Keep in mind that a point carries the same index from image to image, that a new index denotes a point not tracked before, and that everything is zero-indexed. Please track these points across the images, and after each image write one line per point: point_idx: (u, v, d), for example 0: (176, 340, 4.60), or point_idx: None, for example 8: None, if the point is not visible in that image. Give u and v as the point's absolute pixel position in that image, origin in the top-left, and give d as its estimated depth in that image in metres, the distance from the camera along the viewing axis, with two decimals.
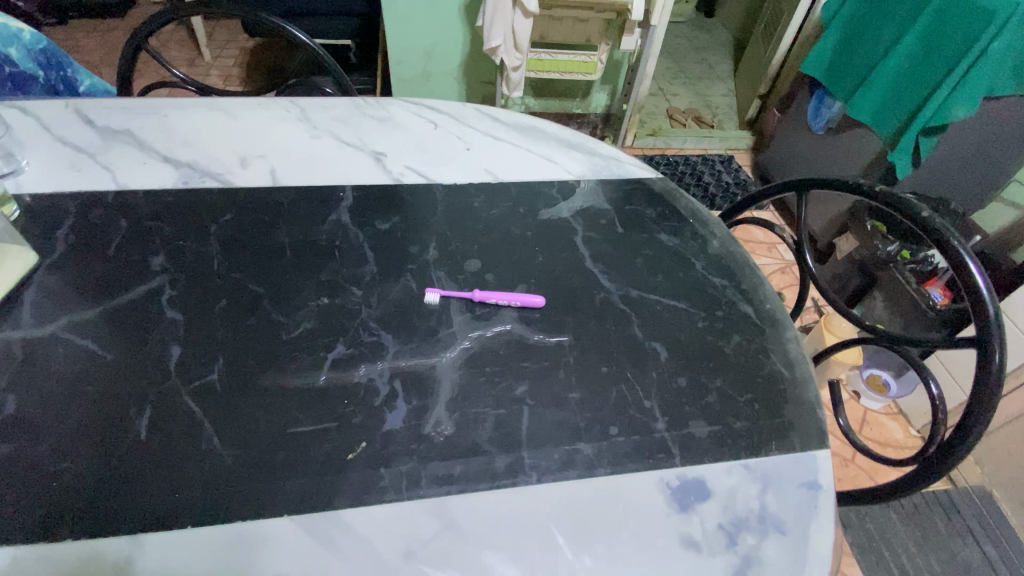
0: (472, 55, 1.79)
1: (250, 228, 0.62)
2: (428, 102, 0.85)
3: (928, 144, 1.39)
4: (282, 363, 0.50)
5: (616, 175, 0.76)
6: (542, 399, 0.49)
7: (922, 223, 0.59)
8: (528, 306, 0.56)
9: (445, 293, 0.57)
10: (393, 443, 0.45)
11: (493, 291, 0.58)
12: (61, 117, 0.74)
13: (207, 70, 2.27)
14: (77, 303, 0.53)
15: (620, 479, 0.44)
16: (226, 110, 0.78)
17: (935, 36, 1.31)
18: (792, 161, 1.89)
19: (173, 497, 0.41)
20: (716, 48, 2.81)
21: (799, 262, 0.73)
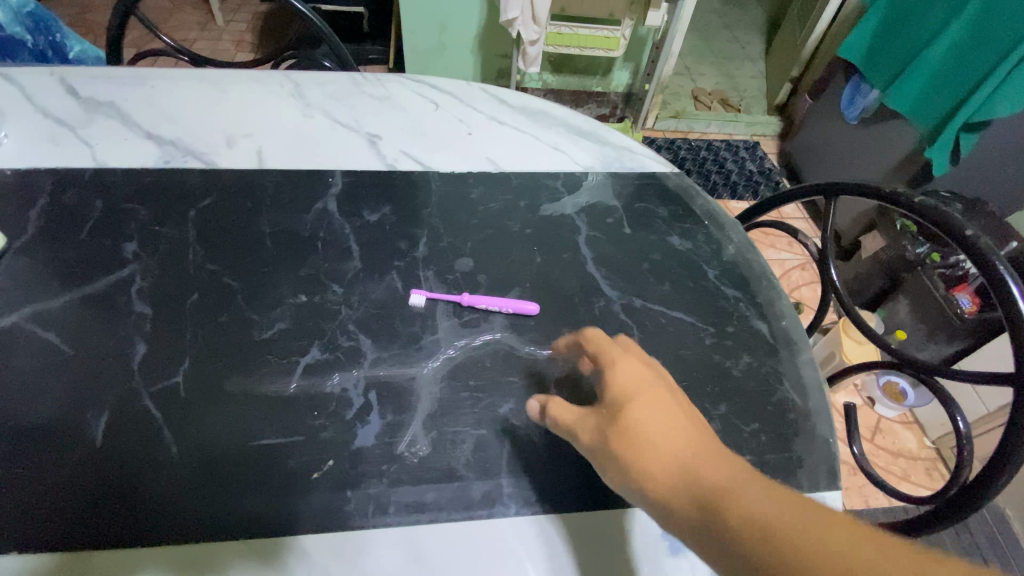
0: (487, 27, 1.70)
1: (230, 215, 0.58)
2: (431, 80, 0.79)
3: (970, 141, 1.30)
4: (251, 368, 0.46)
5: (627, 168, 0.71)
6: (527, 419, 0.45)
7: (964, 240, 0.53)
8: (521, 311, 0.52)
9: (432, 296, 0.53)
10: (363, 462, 0.42)
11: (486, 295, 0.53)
12: (43, 86, 0.70)
13: (218, 35, 2.20)
14: (43, 291, 0.50)
15: (605, 516, 0.41)
16: (215, 82, 0.73)
17: (985, 23, 1.20)
18: (821, 151, 1.79)
19: (125, 511, 0.39)
20: (748, 25, 2.66)
21: (822, 273, 0.67)
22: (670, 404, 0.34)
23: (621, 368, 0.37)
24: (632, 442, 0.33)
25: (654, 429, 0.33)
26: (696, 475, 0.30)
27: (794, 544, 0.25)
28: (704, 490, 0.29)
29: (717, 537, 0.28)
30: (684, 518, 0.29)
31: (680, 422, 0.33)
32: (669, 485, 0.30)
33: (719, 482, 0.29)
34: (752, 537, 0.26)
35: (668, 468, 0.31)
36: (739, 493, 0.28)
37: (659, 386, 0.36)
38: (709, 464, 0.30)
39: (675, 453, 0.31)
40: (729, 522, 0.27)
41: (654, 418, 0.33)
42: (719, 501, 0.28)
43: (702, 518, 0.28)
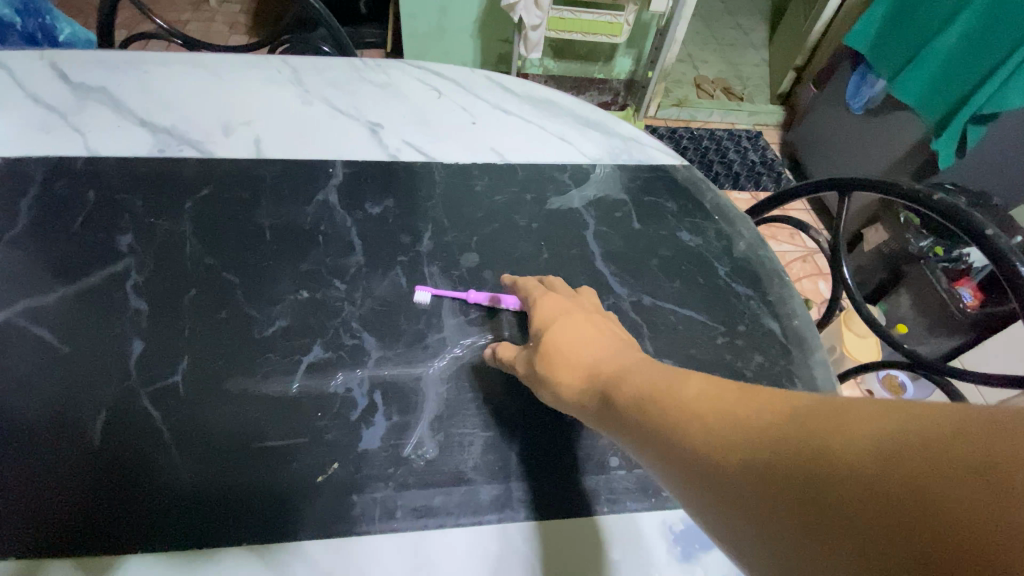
0: (488, 12, 1.66)
1: (228, 207, 0.57)
2: (434, 66, 0.77)
3: (978, 133, 1.29)
4: (252, 367, 0.45)
5: (635, 160, 0.69)
6: (537, 421, 0.44)
7: (984, 241, 0.51)
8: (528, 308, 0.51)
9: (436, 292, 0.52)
10: (368, 465, 0.41)
11: (493, 293, 0.52)
12: (33, 70, 0.68)
13: (212, 16, 2.15)
14: (35, 285, 0.49)
15: (616, 521, 0.40)
16: (211, 67, 0.71)
17: (996, 13, 1.18)
18: (825, 141, 1.77)
19: (124, 516, 0.37)
20: (752, 11, 2.61)
21: (834, 271, 0.66)
22: (582, 316, 0.40)
23: (546, 300, 0.43)
24: (541, 347, 0.38)
25: (560, 333, 0.38)
26: (590, 364, 0.35)
27: (670, 403, 0.27)
28: (595, 375, 0.34)
29: (608, 412, 0.31)
30: (582, 403, 0.34)
31: (588, 327, 0.38)
32: (568, 378, 0.35)
33: (612, 367, 0.33)
34: (639, 406, 0.29)
35: (566, 363, 0.36)
36: (633, 373, 0.31)
37: (578, 307, 0.42)
38: (605, 355, 0.35)
39: (577, 350, 0.36)
40: (619, 396, 0.30)
41: (563, 326, 0.39)
42: (608, 381, 0.32)
43: (593, 398, 0.33)
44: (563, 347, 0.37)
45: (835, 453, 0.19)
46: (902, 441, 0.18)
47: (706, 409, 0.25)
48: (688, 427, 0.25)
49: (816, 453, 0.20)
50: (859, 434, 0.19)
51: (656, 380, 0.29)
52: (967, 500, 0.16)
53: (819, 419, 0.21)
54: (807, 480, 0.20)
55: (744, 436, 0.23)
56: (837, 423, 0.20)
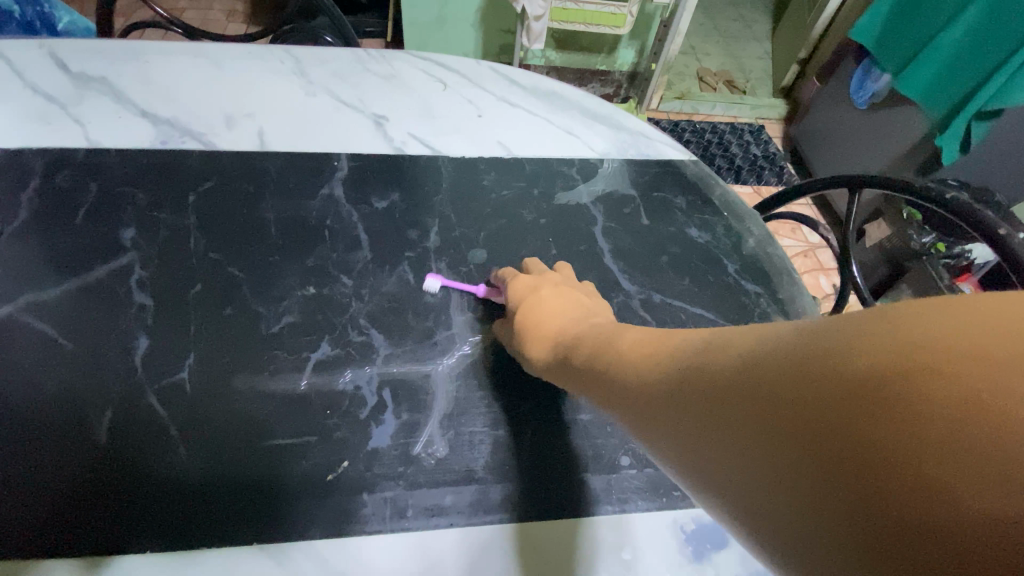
0: (491, 2, 1.64)
1: (233, 200, 0.56)
2: (438, 57, 0.76)
3: (982, 129, 1.29)
4: (259, 364, 0.44)
5: (642, 154, 0.68)
6: (547, 420, 0.44)
7: (996, 240, 0.51)
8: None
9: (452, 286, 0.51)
10: (379, 463, 0.41)
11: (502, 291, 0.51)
12: (30, 58, 0.66)
13: (209, 4, 2.12)
14: (37, 281, 0.48)
15: (627, 521, 0.40)
16: (212, 56, 0.70)
17: (999, 8, 1.17)
18: (828, 136, 1.76)
19: (132, 516, 0.37)
20: (755, 3, 2.59)
21: (842, 268, 0.65)
22: (555, 289, 0.42)
23: (516, 280, 0.46)
24: (518, 318, 0.41)
25: (535, 305, 0.41)
26: (561, 332, 0.38)
27: (621, 357, 0.28)
28: (562, 341, 0.37)
29: (571, 374, 0.34)
30: (552, 367, 0.37)
31: (560, 297, 0.41)
32: (541, 346, 0.39)
33: (577, 333, 0.36)
34: (600, 365, 0.30)
35: (539, 333, 0.39)
36: (596, 338, 0.33)
37: (553, 281, 0.45)
38: (573, 323, 0.38)
39: (550, 320, 0.39)
40: (583, 360, 0.32)
41: (537, 298, 0.42)
42: (572, 345, 0.35)
43: (561, 362, 0.36)
44: (537, 317, 0.40)
45: (720, 370, 0.20)
46: (769, 346, 0.18)
47: (644, 358, 0.26)
48: (631, 375, 0.26)
49: (707, 373, 0.20)
50: (742, 350, 0.20)
51: (612, 341, 0.30)
52: (802, 388, 0.16)
53: (704, 353, 0.22)
54: (700, 406, 0.20)
55: (668, 373, 0.23)
56: (729, 345, 0.21)
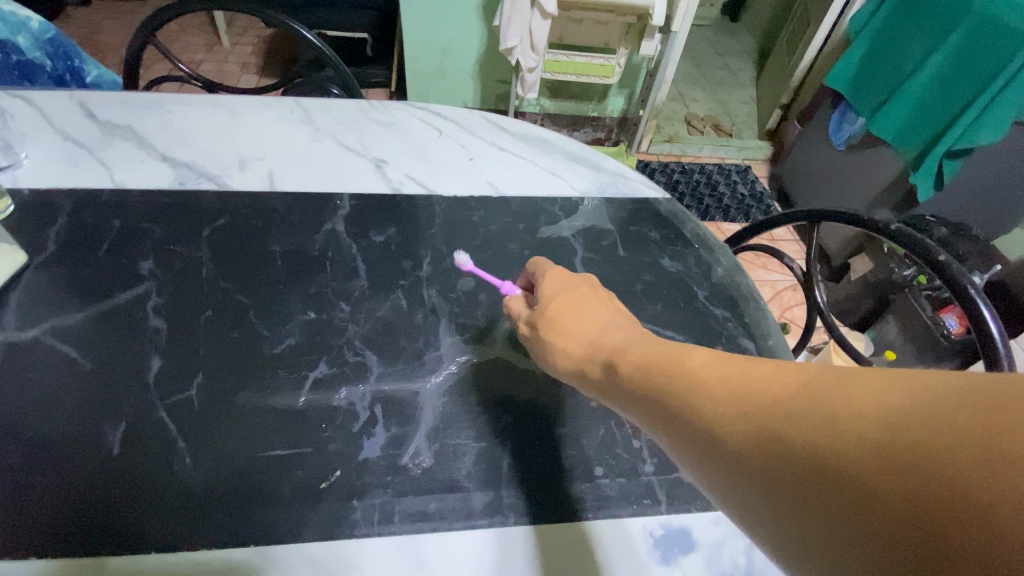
0: (488, 54, 1.76)
1: (244, 235, 0.61)
2: (435, 107, 0.83)
3: (953, 167, 1.36)
4: (261, 382, 0.48)
5: (621, 193, 0.74)
6: (527, 434, 0.47)
7: (935, 264, 0.56)
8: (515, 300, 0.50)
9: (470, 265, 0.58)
10: (368, 473, 0.44)
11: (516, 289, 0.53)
12: (64, 109, 0.73)
13: (225, 57, 2.27)
14: (62, 306, 0.52)
15: (602, 525, 0.43)
16: (229, 108, 0.77)
17: (964, 56, 1.27)
18: (811, 175, 1.84)
19: (140, 519, 0.40)
20: (739, 53, 2.75)
21: (807, 296, 0.70)
22: (586, 298, 0.43)
23: (550, 275, 0.46)
24: (547, 324, 0.42)
25: (565, 313, 0.42)
26: (597, 342, 0.38)
27: (700, 377, 0.28)
28: (596, 353, 0.38)
29: (612, 391, 0.35)
30: (581, 377, 0.39)
31: (593, 309, 0.41)
32: (569, 355, 0.40)
33: (620, 346, 0.36)
34: (667, 382, 0.30)
35: (569, 341, 0.40)
36: (660, 355, 0.33)
37: (585, 286, 0.44)
38: (607, 335, 0.38)
39: (581, 330, 0.40)
40: (646, 372, 0.32)
41: (567, 308, 0.42)
42: (616, 360, 0.36)
43: (594, 373, 0.37)
44: (567, 327, 0.41)
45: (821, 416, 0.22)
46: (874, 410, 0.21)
47: (733, 384, 0.27)
48: (715, 396, 0.27)
49: (828, 421, 0.21)
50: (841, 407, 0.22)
51: (686, 359, 0.31)
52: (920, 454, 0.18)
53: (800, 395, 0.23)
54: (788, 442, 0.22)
55: (768, 406, 0.24)
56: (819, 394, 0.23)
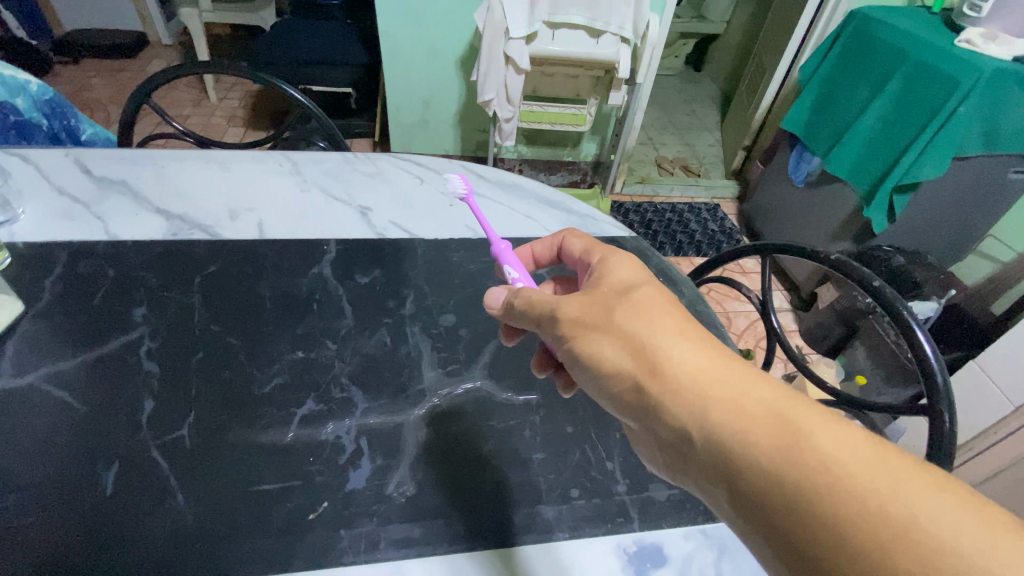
0: (467, 105, 1.87)
1: (234, 280, 0.64)
2: (416, 157, 0.89)
3: (903, 201, 1.46)
4: (252, 420, 0.51)
5: (591, 233, 0.80)
6: (506, 460, 0.50)
7: (874, 291, 0.62)
8: (495, 253, 0.51)
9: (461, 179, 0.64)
10: (355, 503, 0.46)
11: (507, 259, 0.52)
12: (61, 166, 0.77)
13: (212, 111, 2.35)
14: (56, 353, 0.54)
15: (577, 544, 0.45)
16: (220, 162, 0.82)
17: (904, 99, 1.39)
18: (775, 211, 1.95)
19: (131, 554, 0.41)
20: (704, 99, 2.94)
21: (766, 323, 0.75)
22: (663, 304, 0.37)
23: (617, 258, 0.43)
24: (581, 321, 0.38)
25: (637, 318, 0.36)
26: (701, 371, 0.33)
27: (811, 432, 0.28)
28: (699, 384, 0.32)
29: (718, 437, 0.30)
30: (664, 403, 0.33)
31: (684, 323, 0.36)
32: (651, 374, 0.34)
33: (737, 384, 0.32)
34: (808, 444, 0.28)
35: (652, 359, 0.34)
36: (789, 409, 0.30)
37: (663, 290, 0.38)
38: (717, 368, 0.33)
39: (677, 348, 0.34)
40: (781, 430, 0.29)
41: (644, 315, 0.36)
42: (733, 402, 0.31)
43: (690, 404, 0.32)
44: (657, 342, 0.35)
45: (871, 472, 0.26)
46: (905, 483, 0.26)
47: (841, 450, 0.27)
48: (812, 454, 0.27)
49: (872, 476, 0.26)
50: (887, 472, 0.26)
51: (827, 421, 0.29)
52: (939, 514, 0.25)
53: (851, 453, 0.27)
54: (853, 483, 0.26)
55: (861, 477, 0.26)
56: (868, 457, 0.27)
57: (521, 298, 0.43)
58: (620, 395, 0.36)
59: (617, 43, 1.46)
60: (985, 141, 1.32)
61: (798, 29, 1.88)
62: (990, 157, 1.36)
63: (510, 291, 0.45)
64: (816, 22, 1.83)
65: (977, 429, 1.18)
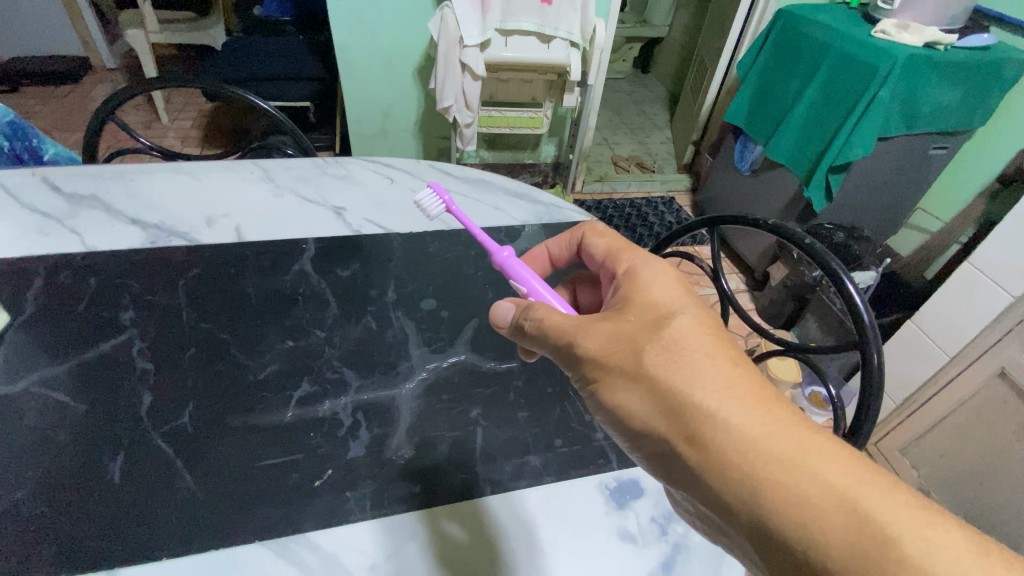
0: (427, 114, 1.91)
1: (218, 281, 0.67)
2: (384, 160, 0.93)
3: (838, 180, 1.55)
4: (250, 404, 0.53)
5: (557, 220, 0.85)
6: (494, 420, 0.55)
7: (807, 248, 0.70)
8: (498, 261, 0.53)
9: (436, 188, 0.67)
10: (357, 468, 0.49)
11: (516, 267, 0.53)
12: (29, 185, 0.77)
13: (164, 132, 2.31)
14: (47, 358, 0.56)
15: (564, 484, 0.50)
16: (191, 174, 0.83)
17: (831, 86, 1.50)
18: (725, 199, 2.07)
19: (147, 529, 0.43)
20: (653, 100, 3.08)
21: (719, 288, 0.82)
22: (703, 340, 0.38)
23: (649, 268, 0.45)
24: (605, 360, 0.39)
25: (674, 366, 0.37)
26: (755, 445, 0.33)
27: (870, 508, 0.31)
28: (754, 460, 0.33)
29: (778, 526, 0.32)
30: (711, 479, 0.34)
31: (726, 373, 0.36)
32: (697, 446, 0.35)
33: (796, 462, 0.33)
34: (881, 535, 0.30)
35: (696, 426, 0.35)
36: (855, 490, 0.31)
37: (697, 327, 0.39)
38: (769, 430, 0.34)
39: (726, 415, 0.35)
40: (846, 513, 0.31)
41: (681, 366, 0.37)
42: (796, 488, 0.32)
43: (744, 485, 0.33)
44: (702, 404, 0.35)
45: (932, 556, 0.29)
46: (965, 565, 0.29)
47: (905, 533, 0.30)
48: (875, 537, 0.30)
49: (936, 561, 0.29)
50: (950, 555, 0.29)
51: (893, 506, 0.31)
52: None
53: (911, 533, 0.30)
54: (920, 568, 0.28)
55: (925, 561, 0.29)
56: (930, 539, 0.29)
57: (530, 319, 0.44)
58: (657, 452, 0.38)
59: (567, 47, 1.54)
60: (904, 120, 1.45)
61: (733, 27, 2.01)
62: (907, 135, 1.50)
63: (517, 307, 0.47)
64: (750, 20, 1.97)
65: (919, 382, 1.29)
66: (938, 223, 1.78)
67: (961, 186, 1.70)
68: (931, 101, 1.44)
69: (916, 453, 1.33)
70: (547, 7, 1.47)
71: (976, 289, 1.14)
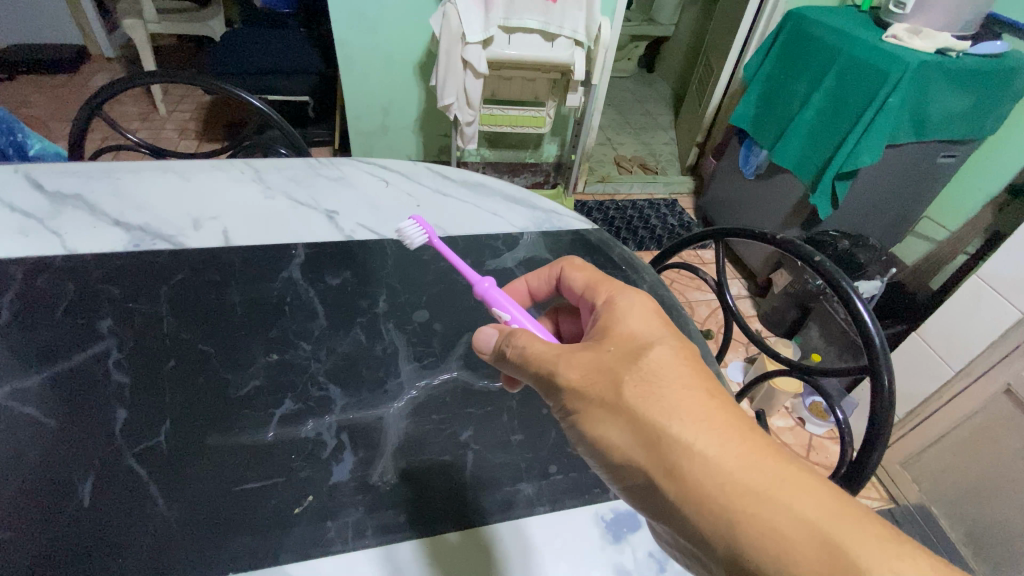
0: (427, 111, 1.88)
1: (202, 288, 0.64)
2: (379, 161, 0.90)
3: (844, 187, 1.51)
4: (229, 422, 0.51)
5: (555, 227, 0.83)
6: (486, 443, 0.52)
7: (816, 266, 0.67)
8: (477, 294, 0.50)
9: (418, 219, 0.64)
10: (338, 495, 0.47)
11: (495, 297, 0.50)
12: (10, 182, 0.75)
13: (161, 124, 2.28)
14: (19, 369, 0.53)
15: (559, 515, 0.47)
16: (179, 172, 0.81)
17: (839, 92, 1.47)
18: (728, 203, 2.04)
19: (114, 558, 0.41)
20: (657, 99, 3.04)
21: (723, 303, 0.79)
22: (681, 371, 0.36)
23: (632, 295, 0.42)
24: (583, 391, 0.37)
25: (651, 399, 0.34)
26: (731, 477, 0.31)
27: (846, 545, 0.29)
28: (730, 493, 0.31)
29: (756, 563, 0.30)
30: (688, 514, 0.32)
31: (703, 403, 0.34)
32: (675, 480, 0.32)
33: (773, 496, 0.31)
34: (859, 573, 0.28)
35: (672, 460, 0.33)
36: (833, 526, 0.29)
37: (675, 358, 0.36)
38: (744, 463, 0.32)
39: (702, 447, 0.32)
40: (822, 549, 0.29)
41: (658, 397, 0.34)
42: (771, 523, 0.30)
43: (721, 520, 0.31)
44: (677, 437, 0.33)
45: None
46: None
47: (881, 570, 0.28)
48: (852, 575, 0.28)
49: None
50: None
51: (871, 543, 0.29)
52: None
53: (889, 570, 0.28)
54: None
55: None
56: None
57: (512, 347, 0.42)
58: (637, 486, 0.35)
59: (571, 46, 1.51)
60: (914, 127, 1.42)
61: (740, 30, 1.98)
62: (917, 142, 1.47)
63: (499, 334, 0.44)
64: (757, 24, 1.93)
65: (922, 396, 1.26)
66: (945, 232, 1.75)
67: (969, 195, 1.67)
68: (942, 108, 1.40)
69: (917, 467, 1.30)
70: (552, 5, 1.42)
71: (982, 305, 1.12)
